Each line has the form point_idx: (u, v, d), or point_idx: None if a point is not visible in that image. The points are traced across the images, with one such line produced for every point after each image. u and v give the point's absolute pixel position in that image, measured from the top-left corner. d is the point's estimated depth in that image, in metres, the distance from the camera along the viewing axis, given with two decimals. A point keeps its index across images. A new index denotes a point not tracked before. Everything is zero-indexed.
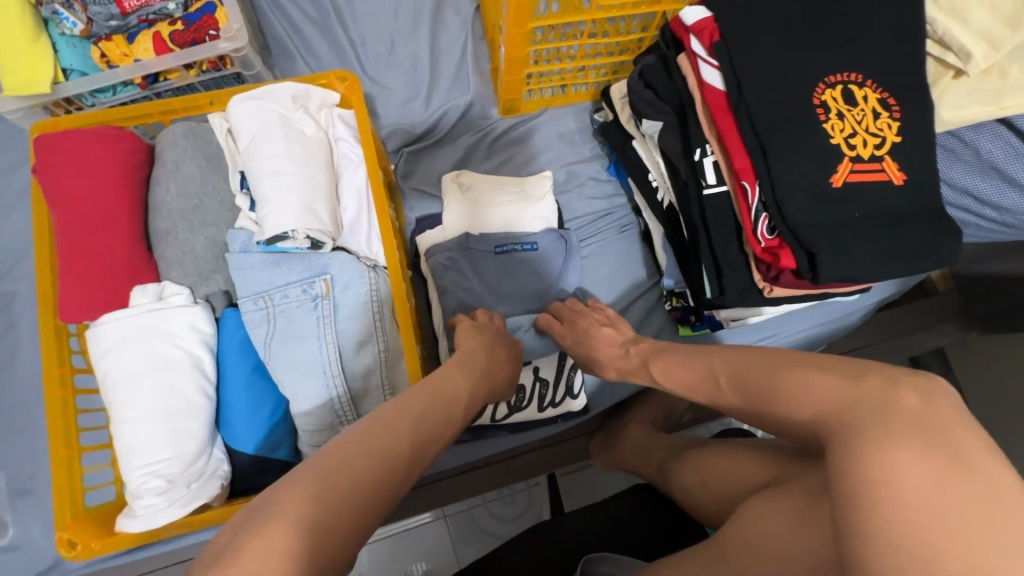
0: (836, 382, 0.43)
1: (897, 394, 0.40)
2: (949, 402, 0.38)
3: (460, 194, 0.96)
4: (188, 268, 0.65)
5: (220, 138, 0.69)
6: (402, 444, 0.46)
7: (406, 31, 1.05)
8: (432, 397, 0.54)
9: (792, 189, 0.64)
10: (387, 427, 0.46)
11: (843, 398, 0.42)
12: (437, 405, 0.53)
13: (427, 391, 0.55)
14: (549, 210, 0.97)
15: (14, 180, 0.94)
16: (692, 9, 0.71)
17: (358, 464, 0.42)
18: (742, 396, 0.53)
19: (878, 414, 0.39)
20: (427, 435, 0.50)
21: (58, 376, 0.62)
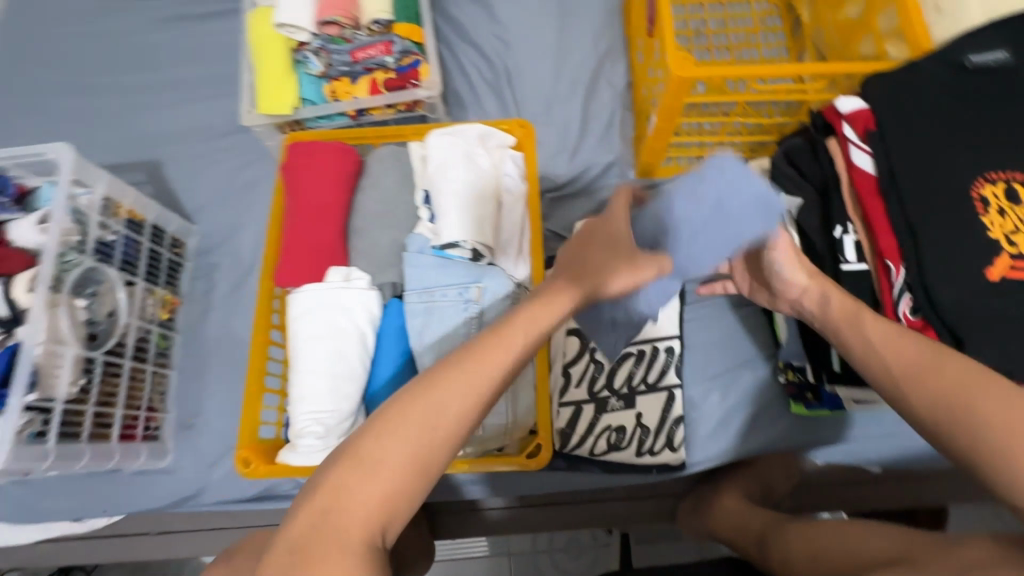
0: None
1: None
2: None
3: None
4: (373, 260, 0.79)
5: (415, 161, 0.83)
6: (443, 419, 0.50)
7: (564, 96, 1.21)
8: (478, 366, 0.52)
9: (941, 275, 0.65)
10: (423, 410, 0.50)
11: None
12: (483, 377, 0.52)
13: (472, 352, 0.53)
14: None
15: (239, 178, 1.18)
16: (848, 100, 0.76)
17: (392, 456, 0.49)
18: (935, 410, 0.54)
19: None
20: (473, 403, 0.51)
21: (262, 326, 0.76)
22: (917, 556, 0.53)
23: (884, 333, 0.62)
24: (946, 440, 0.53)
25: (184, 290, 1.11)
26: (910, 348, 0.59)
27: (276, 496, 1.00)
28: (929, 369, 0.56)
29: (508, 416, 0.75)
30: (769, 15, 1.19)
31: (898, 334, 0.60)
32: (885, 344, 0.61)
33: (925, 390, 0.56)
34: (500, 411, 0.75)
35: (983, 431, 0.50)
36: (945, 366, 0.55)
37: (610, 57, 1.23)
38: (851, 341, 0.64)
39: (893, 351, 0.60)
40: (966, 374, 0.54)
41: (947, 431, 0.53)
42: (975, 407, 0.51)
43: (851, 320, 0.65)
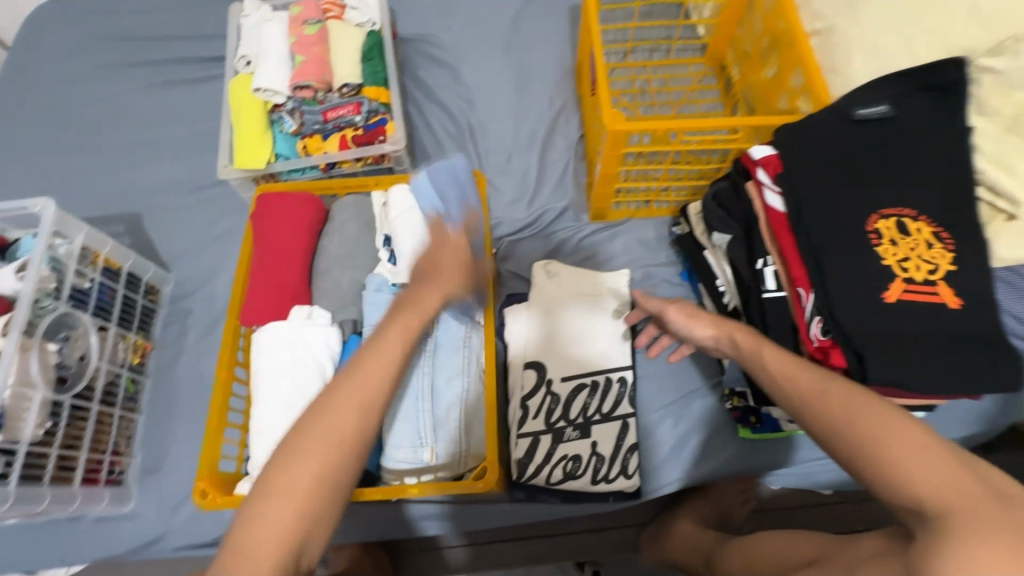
0: (959, 478, 0.48)
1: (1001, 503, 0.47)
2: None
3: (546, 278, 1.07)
4: (334, 298, 0.85)
5: (376, 208, 0.90)
6: (344, 429, 0.55)
7: (522, 148, 1.31)
8: (378, 375, 0.58)
9: (843, 299, 0.72)
10: (326, 429, 0.55)
11: (961, 494, 0.47)
12: (383, 381, 0.58)
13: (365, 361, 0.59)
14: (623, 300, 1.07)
15: (215, 228, 1.25)
16: (759, 148, 0.87)
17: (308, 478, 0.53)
18: (834, 426, 0.56)
19: (997, 521, 0.45)
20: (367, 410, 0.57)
21: (226, 363, 0.80)
22: (831, 555, 0.57)
23: (787, 361, 0.65)
24: (844, 454, 0.55)
25: (156, 335, 1.14)
26: (803, 375, 0.62)
27: None
28: (818, 391, 0.59)
29: (461, 444, 0.78)
30: (704, 75, 1.32)
31: (794, 361, 0.64)
32: (781, 375, 0.64)
33: (825, 416, 0.57)
34: (454, 438, 0.78)
35: (864, 444, 0.53)
36: (833, 393, 0.58)
37: (563, 114, 1.34)
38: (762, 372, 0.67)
39: (787, 379, 0.63)
40: (855, 400, 0.56)
41: (847, 454, 0.54)
42: (855, 425, 0.54)
43: (750, 351, 0.71)
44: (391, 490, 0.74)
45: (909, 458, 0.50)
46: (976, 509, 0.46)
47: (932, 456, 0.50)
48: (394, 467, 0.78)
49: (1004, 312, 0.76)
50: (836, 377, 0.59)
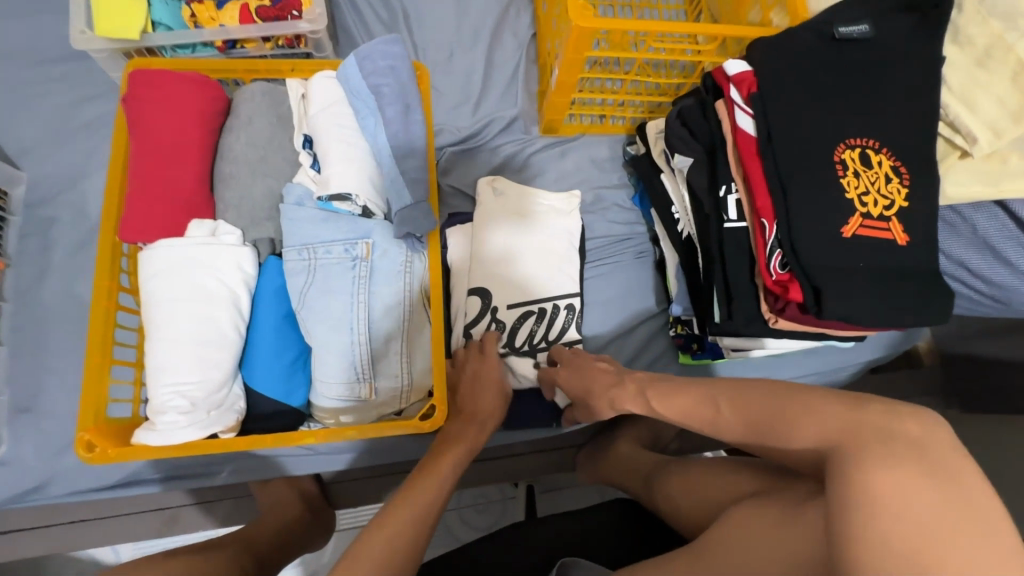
0: (834, 410, 0.51)
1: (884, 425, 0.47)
2: (928, 430, 0.45)
3: (493, 197, 1.00)
4: (243, 212, 0.69)
5: (293, 101, 0.74)
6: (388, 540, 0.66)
7: (466, 44, 1.14)
8: (407, 520, 0.68)
9: (806, 232, 0.70)
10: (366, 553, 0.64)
11: (839, 423, 0.49)
12: (416, 513, 0.70)
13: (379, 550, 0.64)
14: (575, 225, 1.02)
15: (77, 115, 0.99)
16: (734, 63, 0.80)
17: None
18: (744, 438, 0.60)
19: (874, 441, 0.46)
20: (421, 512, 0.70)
21: (106, 289, 0.64)
22: (773, 485, 0.60)
23: (678, 398, 0.68)
24: (756, 441, 0.58)
25: (10, 250, 0.92)
26: (688, 404, 0.66)
27: (145, 480, 0.89)
28: (710, 414, 0.63)
29: (403, 380, 0.71)
30: None
31: (678, 395, 0.68)
32: (679, 416, 0.68)
33: (724, 426, 0.62)
34: (395, 373, 0.71)
35: (763, 421, 0.57)
36: (717, 399, 0.63)
37: (514, 5, 1.17)
38: (666, 412, 0.70)
39: (683, 417, 0.67)
40: (740, 399, 0.60)
41: (756, 442, 0.58)
42: (749, 417, 0.58)
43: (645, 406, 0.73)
44: (323, 432, 0.64)
45: (796, 413, 0.54)
46: (857, 431, 0.47)
47: (811, 403, 0.53)
48: (326, 407, 0.71)
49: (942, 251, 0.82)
50: (716, 390, 0.63)
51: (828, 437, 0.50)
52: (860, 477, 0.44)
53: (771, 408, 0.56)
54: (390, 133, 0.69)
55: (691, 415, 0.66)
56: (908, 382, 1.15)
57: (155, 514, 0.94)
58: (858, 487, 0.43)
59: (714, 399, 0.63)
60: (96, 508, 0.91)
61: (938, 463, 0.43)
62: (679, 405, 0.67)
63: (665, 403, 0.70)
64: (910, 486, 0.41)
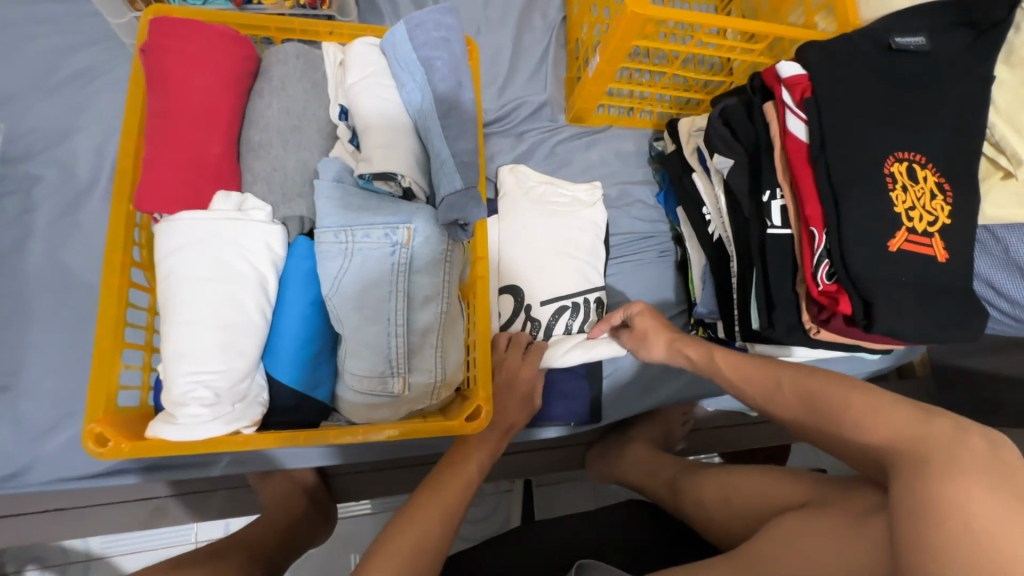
0: (906, 414, 0.50)
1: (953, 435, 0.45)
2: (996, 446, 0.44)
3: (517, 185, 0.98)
4: (273, 186, 0.63)
5: (329, 68, 0.68)
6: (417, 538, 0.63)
7: (494, 22, 1.09)
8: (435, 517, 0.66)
9: (856, 243, 0.69)
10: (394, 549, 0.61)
11: (909, 425, 0.49)
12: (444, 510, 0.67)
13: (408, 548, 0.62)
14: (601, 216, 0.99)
15: (66, 64, 0.89)
16: (789, 65, 0.77)
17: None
18: (803, 419, 0.60)
19: (945, 451, 0.44)
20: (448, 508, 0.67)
21: (119, 264, 0.58)
22: (823, 498, 0.59)
23: (741, 362, 0.69)
24: (814, 427, 0.59)
25: None
26: (752, 372, 0.67)
27: (135, 468, 0.82)
28: (771, 385, 0.64)
29: (436, 374, 0.66)
30: None
31: (746, 360, 0.69)
32: (735, 378, 0.69)
33: (786, 403, 0.62)
34: (428, 367, 0.66)
35: (831, 408, 0.57)
36: (783, 378, 0.63)
37: None
38: (725, 376, 0.70)
39: (741, 380, 0.68)
40: (806, 382, 0.61)
41: (815, 425, 0.59)
42: (816, 400, 0.59)
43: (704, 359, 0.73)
44: (362, 429, 0.61)
45: (864, 413, 0.53)
46: (927, 439, 0.46)
47: (879, 404, 0.53)
48: (351, 400, 0.66)
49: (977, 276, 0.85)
50: (781, 369, 0.64)
51: (896, 442, 0.49)
52: (925, 485, 0.43)
53: (837, 404, 0.56)
54: (441, 110, 0.65)
55: (751, 382, 0.67)
56: (908, 391, 1.17)
57: (142, 503, 0.87)
58: (923, 494, 0.42)
59: (777, 371, 0.64)
60: (77, 496, 0.84)
61: (1012, 477, 0.41)
62: (741, 371, 0.68)
63: (730, 365, 0.70)
64: (977, 493, 0.40)
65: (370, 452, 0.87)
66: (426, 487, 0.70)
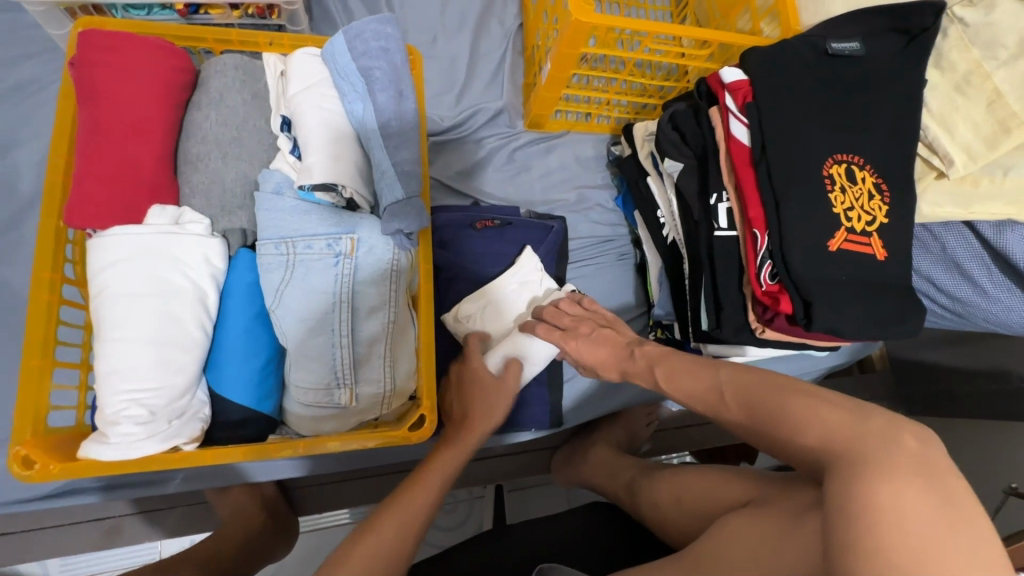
0: (839, 416, 0.49)
1: (883, 433, 0.45)
2: (925, 444, 0.44)
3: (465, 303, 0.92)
4: (213, 198, 0.63)
5: (270, 79, 0.68)
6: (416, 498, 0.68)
7: (450, 29, 1.09)
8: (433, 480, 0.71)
9: (796, 244, 0.71)
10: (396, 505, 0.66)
11: (840, 430, 0.48)
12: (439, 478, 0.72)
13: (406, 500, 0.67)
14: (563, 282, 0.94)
15: (8, 77, 0.87)
16: (731, 70, 0.79)
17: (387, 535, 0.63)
18: (743, 426, 0.58)
19: (877, 455, 0.44)
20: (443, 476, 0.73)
21: (48, 282, 0.58)
22: (765, 496, 0.60)
23: (682, 368, 0.65)
24: (753, 431, 0.56)
25: None
26: (696, 385, 0.63)
27: (91, 487, 0.81)
28: (715, 397, 0.60)
29: (384, 385, 0.66)
30: None
31: (694, 365, 0.64)
32: (681, 393, 0.65)
33: (728, 413, 0.59)
34: (377, 378, 0.66)
35: (771, 410, 0.54)
36: (726, 386, 0.59)
37: None
38: (671, 390, 0.66)
39: (687, 396, 0.64)
40: (745, 386, 0.58)
41: (755, 432, 0.56)
42: (753, 407, 0.56)
43: (652, 382, 0.69)
44: (305, 443, 0.61)
45: (799, 418, 0.52)
46: (858, 441, 0.46)
47: (813, 406, 0.51)
48: (300, 414, 0.65)
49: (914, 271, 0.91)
50: (724, 377, 0.60)
51: (826, 445, 0.48)
52: (855, 487, 0.42)
53: (768, 407, 0.54)
54: (382, 119, 0.65)
55: (696, 397, 0.63)
56: (865, 386, 1.20)
57: (96, 524, 0.86)
58: (855, 498, 0.42)
59: (718, 376, 0.61)
60: (29, 518, 0.83)
61: (939, 479, 0.41)
62: (685, 388, 0.64)
63: (673, 382, 0.65)
64: (908, 499, 0.40)
65: (331, 466, 0.87)
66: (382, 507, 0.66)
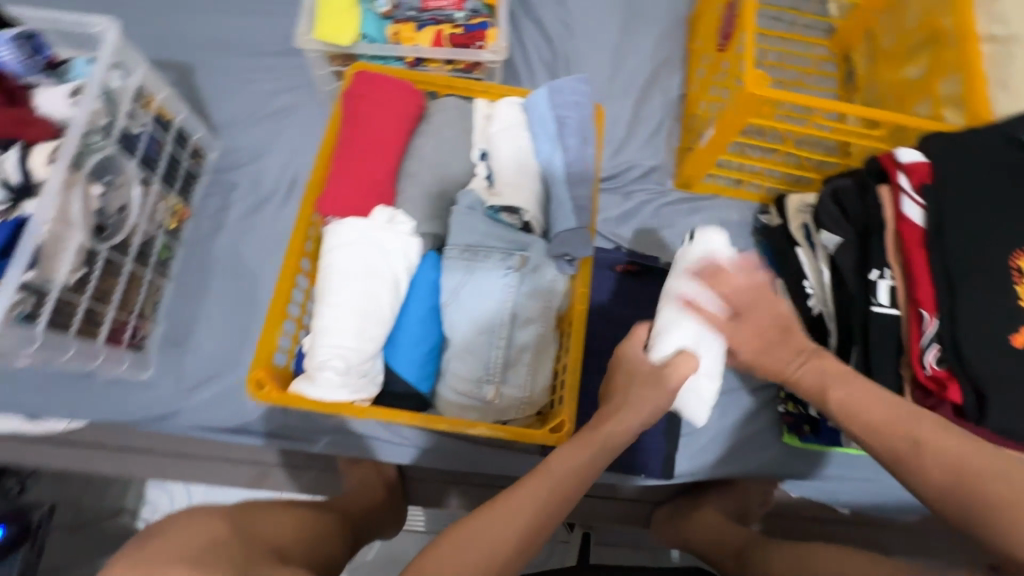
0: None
1: None
2: None
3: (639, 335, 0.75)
4: (419, 207, 0.77)
5: (477, 119, 0.82)
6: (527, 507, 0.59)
7: (618, 94, 1.21)
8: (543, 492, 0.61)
9: (971, 331, 0.67)
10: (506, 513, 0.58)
11: None
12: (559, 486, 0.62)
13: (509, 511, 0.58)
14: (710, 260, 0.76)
15: (275, 102, 1.14)
16: (909, 151, 0.79)
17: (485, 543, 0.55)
18: (932, 482, 0.56)
19: None
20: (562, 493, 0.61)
21: (296, 250, 0.73)
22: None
23: (867, 401, 0.62)
24: (946, 492, 0.55)
25: (195, 204, 1.06)
26: (891, 425, 0.59)
27: (254, 432, 0.96)
28: (907, 445, 0.58)
29: (525, 392, 0.73)
30: (825, 61, 1.27)
31: (883, 398, 0.62)
32: (865, 427, 0.61)
33: (925, 467, 0.57)
34: (519, 381, 0.73)
35: (976, 477, 0.54)
36: (928, 437, 0.57)
37: (667, 67, 1.24)
38: (846, 422, 0.63)
39: (868, 433, 0.61)
40: (949, 454, 0.56)
41: (946, 493, 0.55)
42: (960, 467, 0.55)
43: (818, 401, 0.65)
44: (454, 423, 0.69)
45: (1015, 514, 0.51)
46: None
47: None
48: (450, 400, 0.73)
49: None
50: (923, 432, 0.58)
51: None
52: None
53: (972, 474, 0.54)
54: (568, 159, 0.76)
55: (881, 438, 0.60)
56: None
57: (248, 467, 1.00)
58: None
59: (921, 426, 0.58)
60: (203, 447, 1.00)
61: None
62: (871, 420, 0.61)
63: (852, 413, 0.62)
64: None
65: (445, 459, 0.94)
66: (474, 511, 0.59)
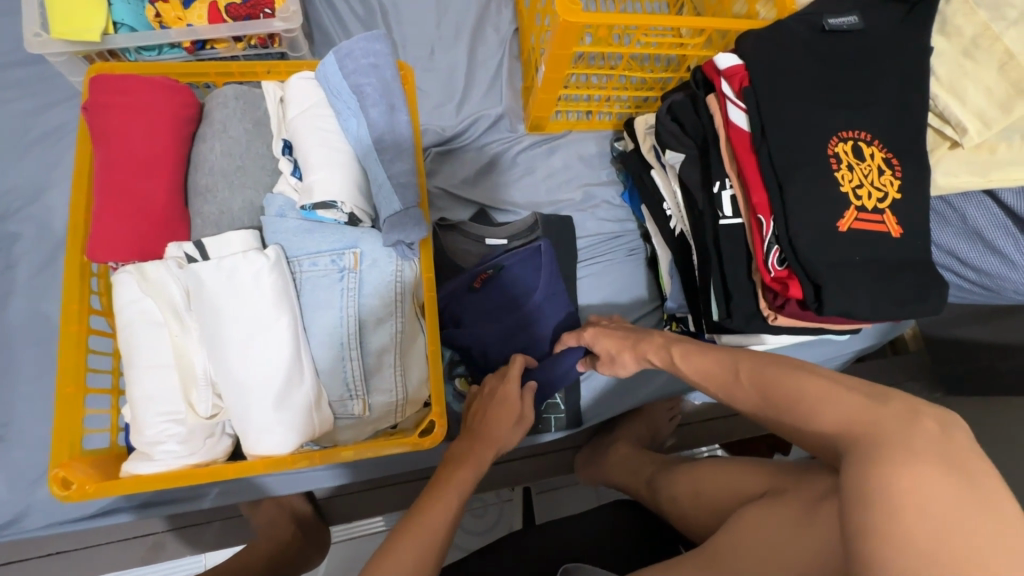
0: (860, 401, 0.47)
1: (903, 415, 0.43)
2: (949, 428, 0.42)
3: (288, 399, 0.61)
4: (222, 227, 0.66)
5: (270, 105, 0.71)
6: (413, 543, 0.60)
7: (446, 41, 1.11)
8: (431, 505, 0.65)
9: (804, 226, 0.70)
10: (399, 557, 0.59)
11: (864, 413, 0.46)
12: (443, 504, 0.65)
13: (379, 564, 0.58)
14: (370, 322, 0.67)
15: (39, 122, 0.93)
16: (726, 56, 0.77)
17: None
18: (759, 411, 0.56)
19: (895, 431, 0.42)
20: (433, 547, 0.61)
21: (76, 312, 0.64)
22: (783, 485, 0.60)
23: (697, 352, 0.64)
24: (769, 417, 0.55)
25: None
26: (711, 367, 0.62)
27: (124, 508, 0.84)
28: (731, 377, 0.59)
29: (395, 393, 0.68)
30: None
31: (700, 351, 0.64)
32: (696, 376, 0.64)
33: (748, 401, 0.57)
34: (388, 387, 0.68)
35: (785, 398, 0.53)
36: (743, 368, 0.58)
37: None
38: (687, 374, 0.65)
39: (702, 377, 0.63)
40: (761, 367, 0.56)
41: (775, 419, 0.55)
42: (772, 394, 0.54)
43: (667, 362, 0.68)
44: (318, 453, 0.62)
45: (816, 402, 0.50)
46: (879, 424, 0.44)
47: (833, 392, 0.49)
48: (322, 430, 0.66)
49: (934, 243, 0.89)
50: (739, 357, 0.60)
51: (846, 427, 0.46)
52: (873, 473, 0.40)
53: (786, 393, 0.53)
54: (375, 136, 0.67)
55: (710, 377, 0.62)
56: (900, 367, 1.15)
57: (139, 540, 0.88)
58: (865, 482, 0.40)
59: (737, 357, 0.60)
60: (76, 537, 0.86)
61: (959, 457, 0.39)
62: (700, 365, 0.63)
63: (687, 360, 0.65)
64: (930, 484, 0.38)
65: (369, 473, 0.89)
66: (392, 535, 0.61)
